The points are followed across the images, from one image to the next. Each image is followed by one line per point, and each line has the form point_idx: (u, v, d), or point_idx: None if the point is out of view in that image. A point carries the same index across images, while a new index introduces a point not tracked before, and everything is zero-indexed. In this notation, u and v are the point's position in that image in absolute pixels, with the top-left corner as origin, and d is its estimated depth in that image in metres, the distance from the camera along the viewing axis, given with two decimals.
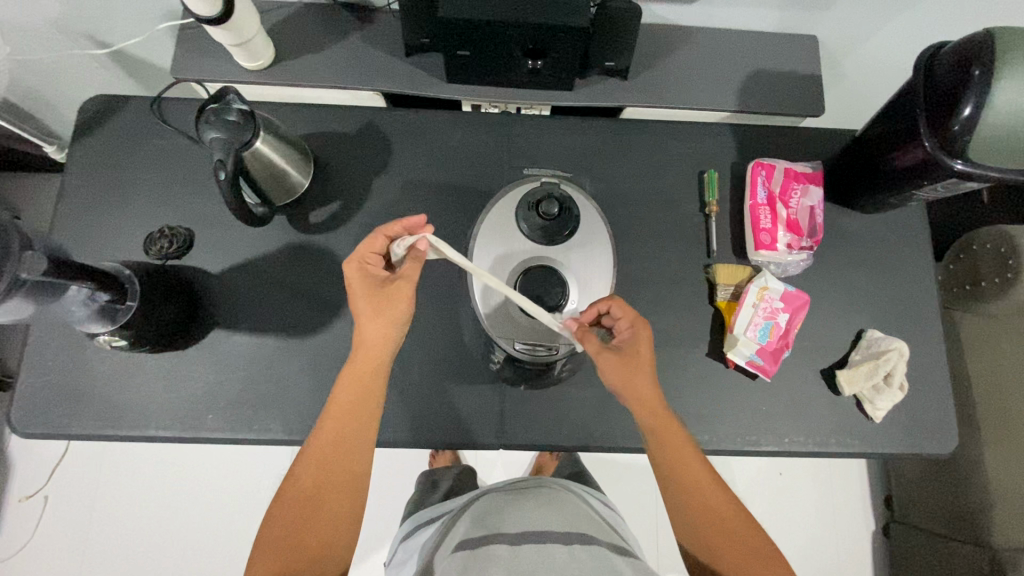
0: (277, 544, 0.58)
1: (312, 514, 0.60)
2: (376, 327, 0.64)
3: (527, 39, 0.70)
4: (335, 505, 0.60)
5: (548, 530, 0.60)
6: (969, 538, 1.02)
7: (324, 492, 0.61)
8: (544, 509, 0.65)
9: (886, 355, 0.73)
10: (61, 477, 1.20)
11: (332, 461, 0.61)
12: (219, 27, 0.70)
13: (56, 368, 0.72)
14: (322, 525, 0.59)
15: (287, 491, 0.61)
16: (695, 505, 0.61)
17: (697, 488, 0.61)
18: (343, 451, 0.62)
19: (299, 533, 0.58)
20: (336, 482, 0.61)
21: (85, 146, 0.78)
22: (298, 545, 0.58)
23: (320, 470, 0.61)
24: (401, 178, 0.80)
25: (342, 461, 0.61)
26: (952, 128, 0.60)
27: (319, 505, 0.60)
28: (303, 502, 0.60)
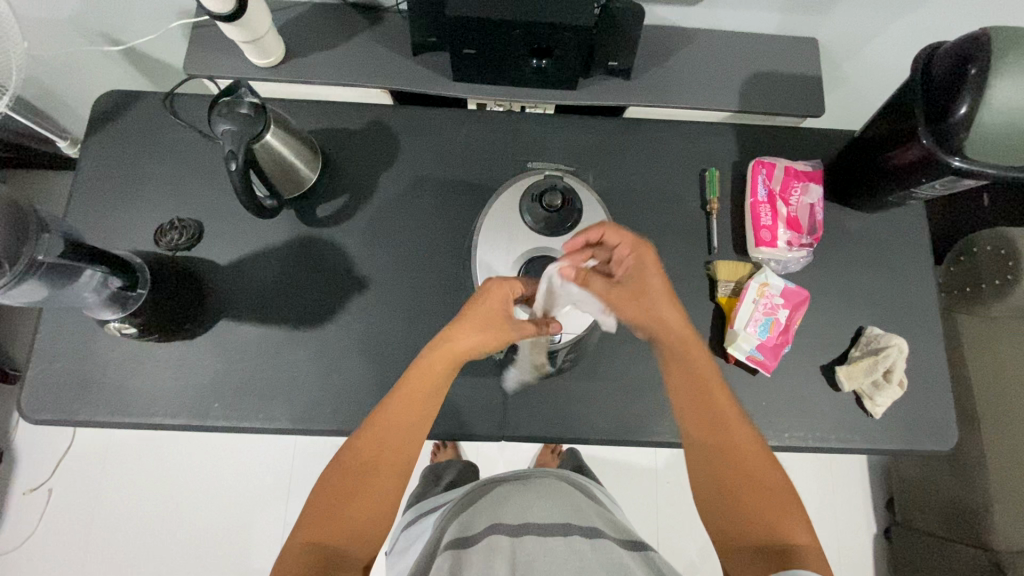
0: (320, 516, 0.59)
1: (346, 514, 0.59)
2: (467, 341, 0.62)
3: (532, 38, 0.72)
4: (375, 493, 0.60)
5: (549, 523, 0.60)
6: (971, 540, 1.02)
7: (356, 488, 0.60)
8: (546, 500, 0.66)
9: (886, 352, 0.74)
10: (66, 469, 1.21)
11: (380, 449, 0.61)
12: (231, 24, 0.72)
13: (66, 355, 0.73)
14: (358, 509, 0.59)
15: (328, 474, 0.61)
16: (720, 453, 0.62)
17: (726, 439, 0.63)
18: (395, 442, 0.61)
19: (337, 513, 0.59)
20: (381, 472, 0.61)
21: (99, 140, 0.80)
22: (335, 524, 0.58)
23: (368, 455, 0.61)
24: (407, 173, 0.81)
25: (389, 452, 0.61)
26: (949, 126, 0.61)
27: (348, 501, 0.59)
28: (345, 481, 0.60)
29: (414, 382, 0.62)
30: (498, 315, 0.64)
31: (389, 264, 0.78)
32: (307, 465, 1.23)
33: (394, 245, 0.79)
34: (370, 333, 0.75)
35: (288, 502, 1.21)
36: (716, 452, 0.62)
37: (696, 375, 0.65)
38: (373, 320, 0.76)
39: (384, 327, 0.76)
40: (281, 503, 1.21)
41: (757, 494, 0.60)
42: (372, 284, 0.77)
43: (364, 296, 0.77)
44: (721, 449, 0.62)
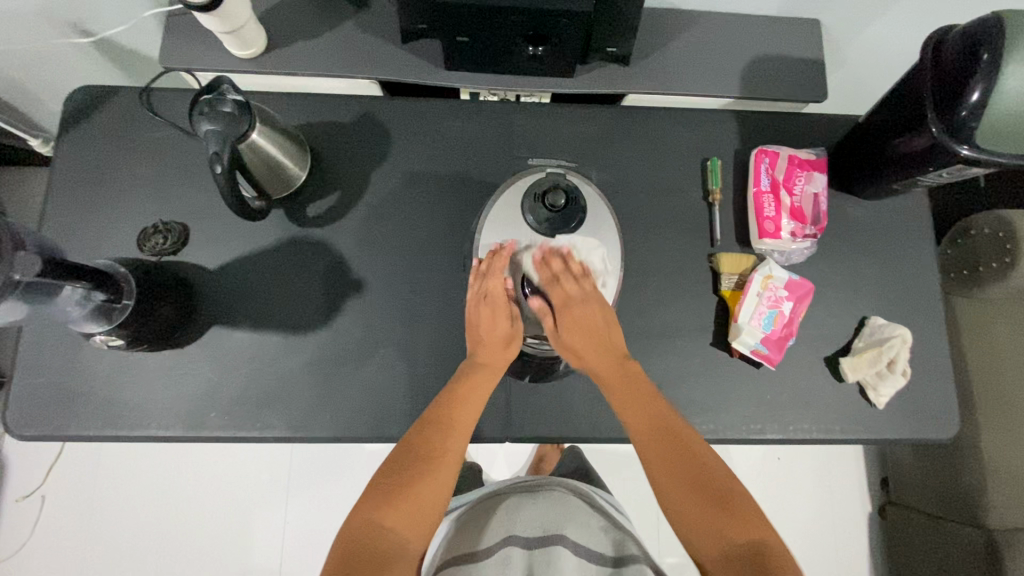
0: (379, 498, 0.60)
1: (405, 501, 0.60)
2: (489, 325, 0.68)
3: (527, 24, 0.69)
4: (435, 483, 0.62)
5: (558, 540, 0.65)
6: (966, 519, 1.03)
7: (420, 473, 0.62)
8: (555, 512, 0.69)
9: (891, 342, 0.73)
10: (58, 476, 1.19)
11: (444, 441, 0.64)
12: (207, 14, 0.68)
13: (51, 368, 0.70)
14: (422, 495, 0.61)
15: (387, 463, 0.63)
16: (685, 471, 0.62)
17: (684, 457, 0.63)
18: (455, 437, 0.65)
19: (399, 498, 0.60)
20: (441, 463, 0.63)
21: (73, 140, 0.76)
22: (399, 509, 0.60)
23: (434, 445, 0.64)
24: (400, 168, 0.78)
25: (449, 446, 0.64)
26: (960, 113, 0.60)
27: (413, 485, 0.61)
28: (409, 469, 0.62)
29: (469, 380, 0.67)
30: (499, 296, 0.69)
31: (386, 264, 0.76)
32: (306, 464, 1.22)
33: (390, 245, 0.76)
34: (369, 335, 0.73)
35: (288, 503, 1.20)
36: (682, 474, 0.62)
37: (640, 400, 0.66)
38: (371, 323, 0.74)
39: (382, 330, 0.74)
40: (281, 502, 1.20)
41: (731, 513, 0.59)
42: (369, 285, 0.75)
43: (360, 299, 0.74)
44: (687, 467, 0.62)
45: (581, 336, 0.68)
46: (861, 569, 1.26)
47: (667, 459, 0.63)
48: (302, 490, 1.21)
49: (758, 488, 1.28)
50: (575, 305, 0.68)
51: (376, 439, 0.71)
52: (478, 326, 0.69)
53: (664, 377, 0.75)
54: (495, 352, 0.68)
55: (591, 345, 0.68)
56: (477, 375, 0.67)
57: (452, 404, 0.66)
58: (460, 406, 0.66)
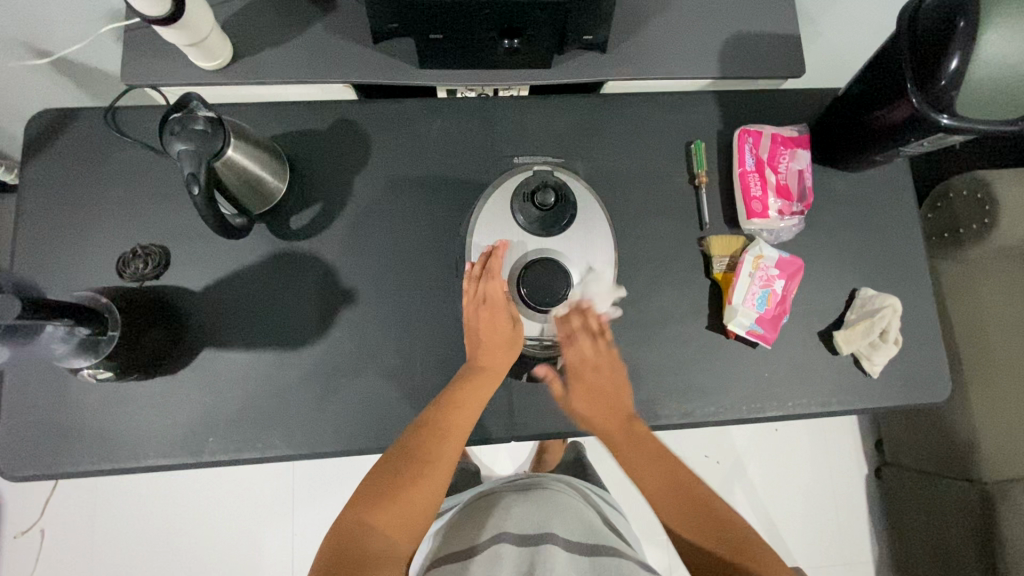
0: (369, 502, 0.60)
1: (397, 509, 0.60)
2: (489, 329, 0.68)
3: (502, 18, 0.67)
4: (429, 488, 0.62)
5: (545, 531, 0.68)
6: (960, 474, 1.06)
7: (414, 479, 0.61)
8: (545, 507, 0.73)
9: (881, 313, 0.74)
10: (56, 509, 1.17)
11: (440, 445, 0.63)
12: (168, 27, 0.65)
13: (40, 405, 0.68)
14: (414, 503, 0.61)
15: (378, 468, 0.62)
16: (684, 505, 0.64)
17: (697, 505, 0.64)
18: (451, 442, 0.64)
19: (390, 505, 0.60)
20: (435, 469, 0.63)
21: (38, 168, 0.73)
22: (390, 513, 0.59)
23: (429, 450, 0.63)
24: (382, 173, 0.77)
25: (443, 451, 0.63)
26: (939, 83, 0.60)
27: (406, 492, 0.61)
28: (403, 475, 0.61)
29: (468, 381, 0.67)
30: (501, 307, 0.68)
31: (375, 273, 0.74)
32: (309, 475, 1.21)
33: (378, 253, 0.75)
34: (365, 346, 0.73)
35: (294, 516, 1.19)
36: (684, 507, 0.63)
37: (633, 445, 0.67)
38: (366, 333, 0.73)
39: (377, 339, 0.73)
40: (287, 515, 1.20)
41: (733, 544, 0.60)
42: (360, 295, 0.74)
43: (353, 310, 0.73)
44: (687, 500, 0.64)
45: (587, 392, 0.69)
46: (861, 532, 1.29)
47: (673, 498, 0.64)
48: (307, 502, 1.20)
49: (757, 461, 1.31)
50: (589, 369, 0.69)
51: (381, 450, 0.71)
52: (478, 336, 0.68)
53: (663, 364, 0.75)
54: (493, 352, 0.67)
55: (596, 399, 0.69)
56: (476, 380, 0.66)
57: (450, 407, 0.65)
58: (456, 407, 0.65)
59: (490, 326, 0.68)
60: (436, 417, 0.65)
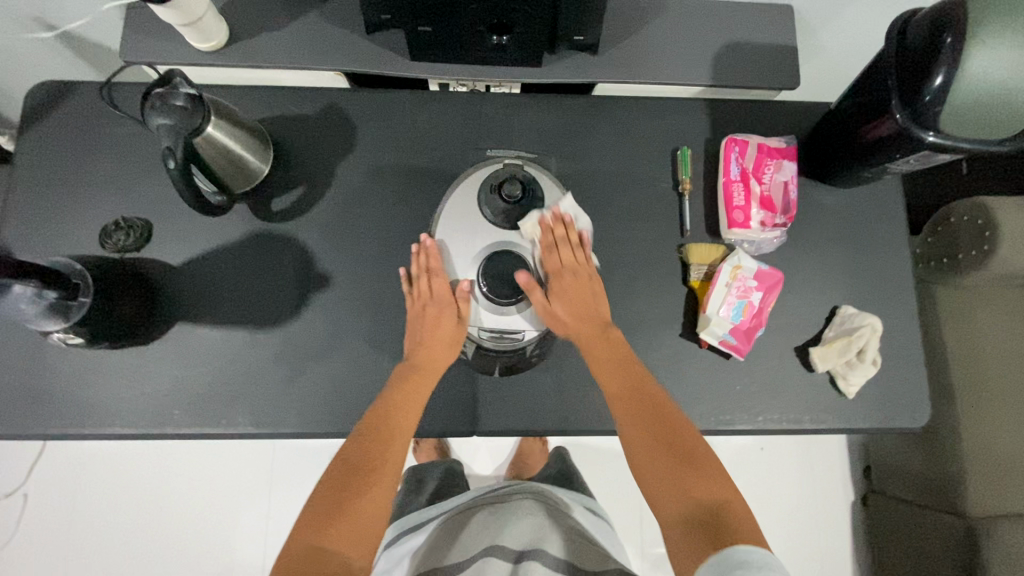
0: (322, 515, 0.58)
1: (347, 523, 0.58)
2: (426, 320, 0.68)
3: (490, 14, 0.68)
4: (378, 496, 0.61)
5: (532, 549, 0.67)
6: (945, 507, 1.04)
7: (360, 488, 0.60)
8: (523, 518, 0.75)
9: (859, 332, 0.73)
10: (40, 473, 1.19)
11: (387, 449, 0.63)
12: (163, 6, 0.66)
13: (15, 367, 0.70)
14: (362, 512, 0.59)
15: (325, 480, 0.61)
16: (660, 443, 0.62)
17: (659, 418, 0.63)
18: (396, 445, 0.64)
19: (340, 519, 0.58)
20: (382, 475, 0.62)
21: (35, 135, 0.75)
22: (342, 529, 0.57)
23: (375, 457, 0.62)
24: (365, 161, 0.78)
25: (389, 452, 0.63)
26: (924, 99, 0.59)
27: (354, 501, 0.59)
28: (351, 485, 0.60)
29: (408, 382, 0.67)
30: (442, 297, 0.68)
31: (352, 260, 0.75)
32: (287, 460, 1.22)
33: (356, 239, 0.75)
34: (336, 330, 0.73)
35: (270, 499, 1.20)
36: (650, 428, 0.63)
37: (615, 351, 0.68)
38: (337, 318, 0.73)
39: (348, 324, 0.73)
40: (263, 497, 1.20)
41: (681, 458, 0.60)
42: (335, 281, 0.74)
43: (327, 294, 0.74)
44: (652, 415, 0.63)
45: (566, 304, 0.69)
46: (845, 558, 1.26)
47: (635, 402, 0.64)
48: (284, 486, 1.21)
49: (741, 479, 1.28)
50: (568, 271, 0.70)
51: (343, 434, 0.71)
52: (421, 333, 0.69)
53: None
54: (435, 347, 0.68)
55: (572, 302, 0.69)
56: (416, 380, 0.67)
57: (392, 413, 0.65)
58: (399, 408, 0.66)
59: (426, 316, 0.68)
60: (380, 420, 0.64)
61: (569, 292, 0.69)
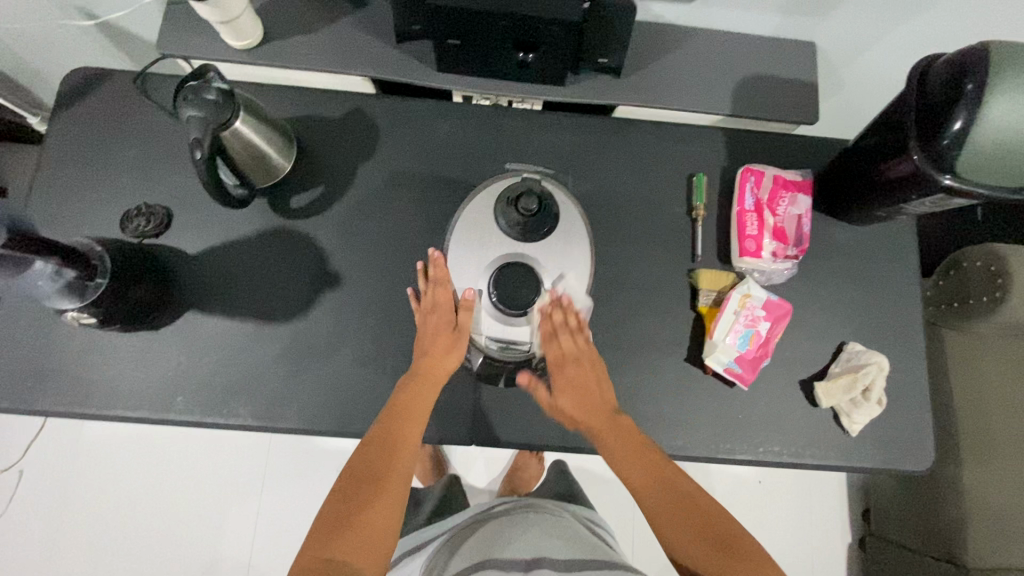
0: (330, 526, 0.60)
1: (354, 537, 0.59)
2: (427, 337, 0.69)
3: (517, 31, 0.70)
4: (385, 507, 0.62)
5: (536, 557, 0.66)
6: (944, 555, 1.02)
7: (368, 498, 0.62)
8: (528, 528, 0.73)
9: (866, 369, 0.73)
10: (38, 450, 1.20)
11: (392, 461, 0.64)
12: (202, 3, 0.69)
13: (26, 342, 0.71)
14: (368, 521, 0.60)
15: (335, 489, 0.63)
16: (681, 521, 0.62)
17: (671, 489, 0.64)
18: (403, 459, 0.65)
19: (347, 530, 0.60)
20: (388, 486, 0.63)
21: (67, 118, 0.77)
22: (347, 541, 0.59)
23: (379, 467, 0.64)
24: (386, 166, 0.79)
25: (396, 460, 0.64)
26: (942, 142, 0.60)
27: (361, 512, 0.61)
28: (358, 495, 0.62)
29: (411, 390, 0.67)
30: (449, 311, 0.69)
31: (364, 261, 0.76)
32: (282, 456, 1.22)
33: (371, 242, 0.76)
34: (343, 330, 0.74)
35: (262, 494, 1.20)
36: (680, 517, 0.63)
37: (626, 441, 0.66)
38: (346, 318, 0.74)
39: (356, 325, 0.74)
40: (255, 492, 1.20)
41: (703, 533, 0.61)
42: (346, 281, 0.75)
43: (337, 293, 0.75)
44: (672, 500, 0.64)
45: (569, 388, 0.69)
46: None
47: (657, 498, 0.64)
48: (278, 482, 1.21)
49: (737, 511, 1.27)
50: (570, 361, 0.69)
51: (343, 434, 0.71)
52: (422, 345, 0.69)
53: (635, 390, 0.74)
54: (438, 362, 0.68)
55: (579, 398, 0.68)
56: (418, 387, 0.67)
57: (395, 420, 0.65)
58: (402, 416, 0.66)
59: (429, 334, 0.69)
60: (384, 429, 0.65)
61: (572, 382, 0.69)
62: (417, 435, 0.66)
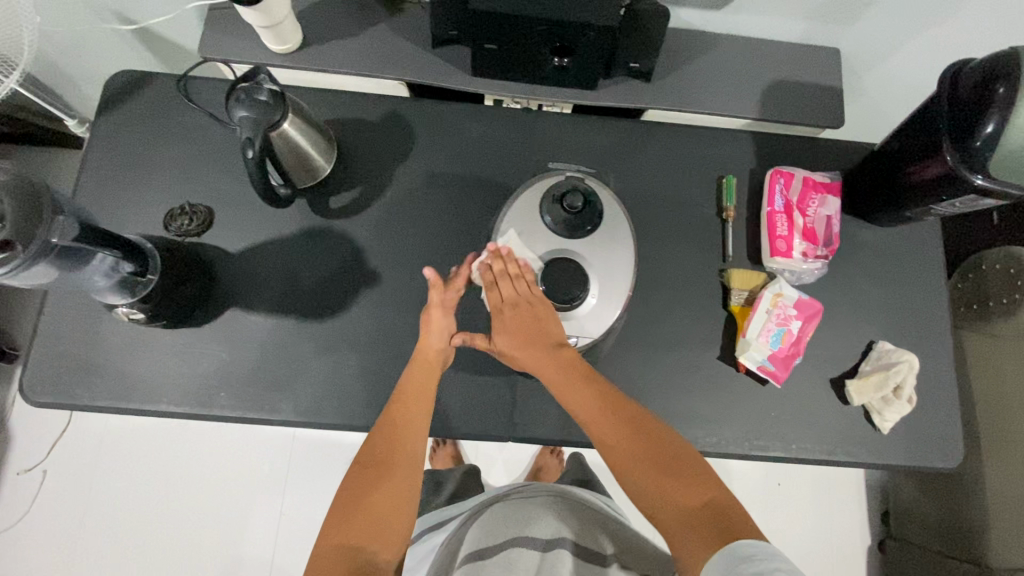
0: (342, 514, 0.61)
1: (365, 521, 0.61)
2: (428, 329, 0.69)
3: (554, 36, 0.71)
4: (394, 491, 0.63)
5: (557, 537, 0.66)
6: (967, 556, 1.02)
7: (375, 483, 0.63)
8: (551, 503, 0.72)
9: (897, 367, 0.74)
10: (61, 451, 1.20)
11: (398, 444, 0.65)
12: (250, 8, 0.70)
13: (71, 338, 0.72)
14: (379, 505, 0.62)
15: (347, 478, 0.64)
16: (654, 470, 0.58)
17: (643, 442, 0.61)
18: (408, 443, 0.65)
19: (358, 516, 0.61)
20: (396, 469, 0.64)
21: (111, 119, 0.78)
22: (358, 526, 0.60)
23: (387, 453, 0.64)
24: (422, 167, 0.80)
25: (404, 445, 0.65)
26: (975, 143, 0.61)
27: (369, 496, 0.62)
28: (366, 479, 0.63)
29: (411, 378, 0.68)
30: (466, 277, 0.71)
31: (401, 260, 0.77)
32: (305, 457, 1.22)
33: (408, 241, 0.78)
34: (381, 327, 0.75)
35: (284, 495, 1.20)
36: (652, 466, 0.59)
37: (580, 389, 0.64)
38: (385, 315, 0.75)
39: (394, 322, 0.75)
40: (277, 493, 1.20)
41: (676, 477, 0.57)
42: (384, 279, 0.76)
43: (375, 291, 0.76)
44: (640, 446, 0.60)
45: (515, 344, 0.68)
46: None
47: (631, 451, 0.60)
48: (300, 483, 1.21)
49: (757, 513, 1.27)
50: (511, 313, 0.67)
51: None
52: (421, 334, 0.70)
53: (669, 388, 0.76)
54: (431, 348, 0.69)
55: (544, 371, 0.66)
56: (417, 374, 0.68)
57: (399, 407, 0.66)
58: (404, 403, 0.66)
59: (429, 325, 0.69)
60: (390, 417, 0.66)
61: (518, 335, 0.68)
62: (423, 420, 0.67)
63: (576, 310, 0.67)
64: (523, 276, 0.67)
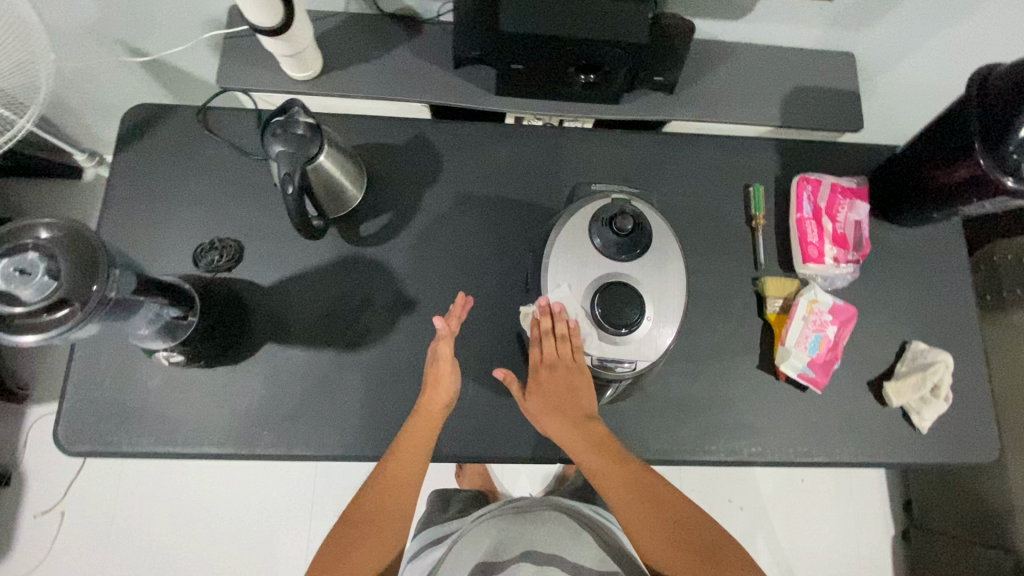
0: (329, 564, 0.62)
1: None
2: (434, 382, 0.67)
3: (582, 55, 0.71)
4: (382, 543, 0.64)
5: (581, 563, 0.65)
6: (993, 543, 1.04)
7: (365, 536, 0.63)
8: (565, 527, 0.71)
9: (933, 368, 0.75)
10: (79, 490, 1.17)
11: (389, 497, 0.65)
12: (274, 38, 0.69)
13: (106, 382, 0.70)
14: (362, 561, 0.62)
15: (337, 529, 0.65)
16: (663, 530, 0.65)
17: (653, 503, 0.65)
18: (399, 497, 0.65)
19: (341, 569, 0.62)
20: (387, 525, 0.64)
21: (132, 155, 0.77)
22: None
23: (380, 508, 0.65)
24: (452, 190, 0.80)
25: (398, 499, 0.65)
26: (1008, 147, 0.63)
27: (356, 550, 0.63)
28: (356, 531, 0.64)
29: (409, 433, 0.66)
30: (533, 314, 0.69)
31: (437, 285, 0.76)
32: (330, 482, 1.21)
33: (443, 265, 0.77)
34: (422, 354, 0.74)
35: (311, 521, 1.19)
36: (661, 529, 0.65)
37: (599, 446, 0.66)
38: (424, 342, 0.74)
39: None
40: (304, 520, 1.19)
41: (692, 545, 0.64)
42: (421, 305, 0.76)
43: (413, 318, 0.75)
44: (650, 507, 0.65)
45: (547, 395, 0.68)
46: None
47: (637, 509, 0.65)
48: (326, 508, 1.19)
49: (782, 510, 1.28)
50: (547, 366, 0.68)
51: None
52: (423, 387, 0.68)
53: (711, 399, 0.76)
54: (433, 402, 0.67)
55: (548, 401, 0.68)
56: (415, 427, 0.66)
57: (394, 461, 0.65)
58: (402, 459, 0.65)
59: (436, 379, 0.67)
60: (386, 472, 0.65)
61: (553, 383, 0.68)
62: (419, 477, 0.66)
63: (630, 334, 0.65)
64: (574, 335, 0.66)
